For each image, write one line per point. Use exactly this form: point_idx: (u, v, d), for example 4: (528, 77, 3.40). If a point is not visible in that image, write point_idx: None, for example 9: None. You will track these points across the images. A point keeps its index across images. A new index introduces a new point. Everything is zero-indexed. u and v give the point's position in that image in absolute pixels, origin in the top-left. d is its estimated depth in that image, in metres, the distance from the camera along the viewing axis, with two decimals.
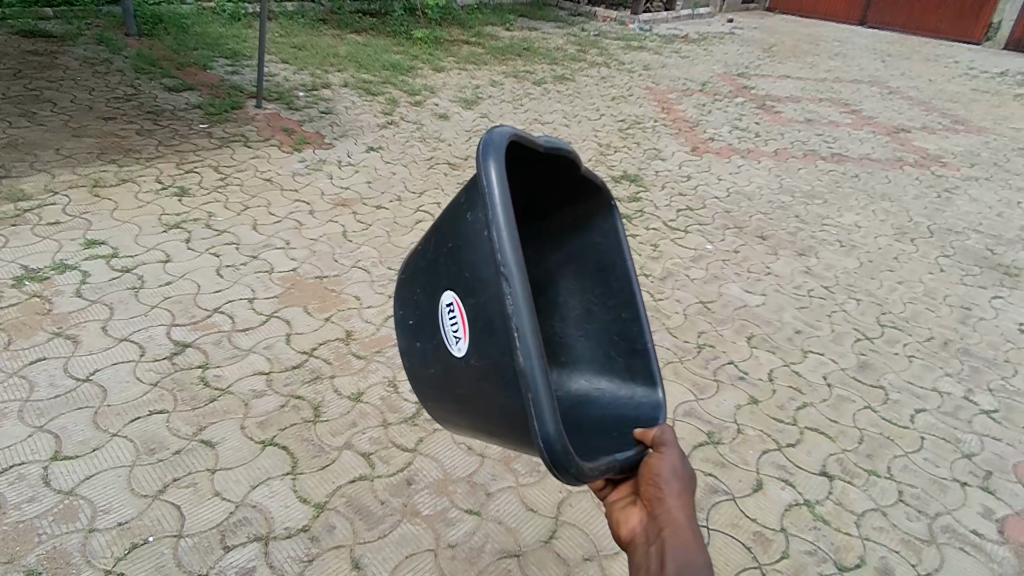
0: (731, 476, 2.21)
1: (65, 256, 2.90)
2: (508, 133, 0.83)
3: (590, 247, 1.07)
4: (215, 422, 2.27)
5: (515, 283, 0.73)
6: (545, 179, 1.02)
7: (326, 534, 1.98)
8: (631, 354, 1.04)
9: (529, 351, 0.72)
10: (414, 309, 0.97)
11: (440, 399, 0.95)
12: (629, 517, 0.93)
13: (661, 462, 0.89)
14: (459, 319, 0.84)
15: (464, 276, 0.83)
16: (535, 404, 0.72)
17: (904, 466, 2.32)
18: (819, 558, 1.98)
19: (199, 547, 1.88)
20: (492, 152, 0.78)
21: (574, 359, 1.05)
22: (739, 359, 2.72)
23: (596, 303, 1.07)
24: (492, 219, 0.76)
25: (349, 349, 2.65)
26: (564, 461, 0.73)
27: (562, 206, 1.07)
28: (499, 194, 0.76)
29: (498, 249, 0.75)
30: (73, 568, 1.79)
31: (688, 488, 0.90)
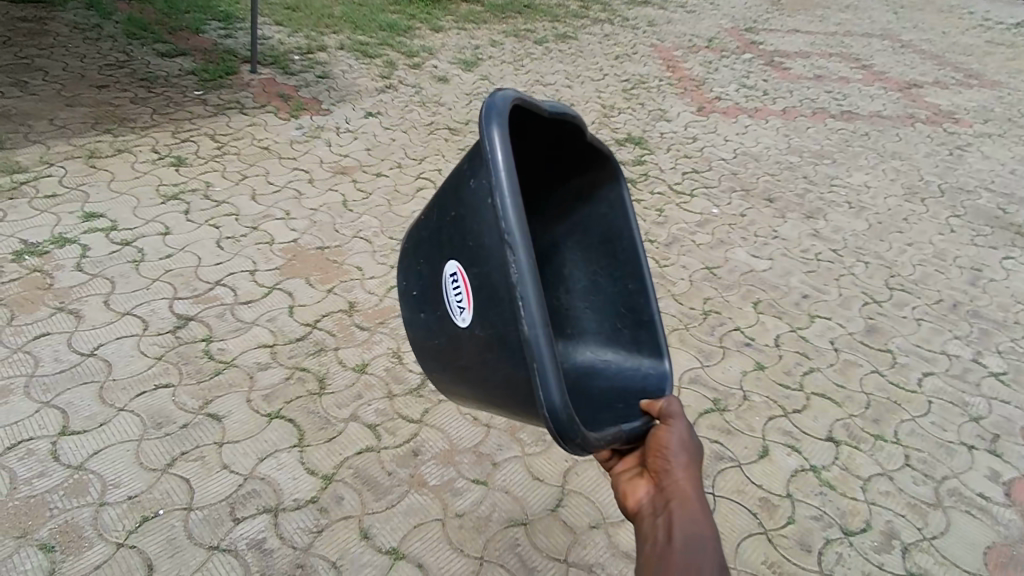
0: (736, 443, 2.21)
1: (63, 229, 2.87)
2: (512, 96, 0.78)
3: (597, 218, 1.03)
4: (221, 395, 2.26)
5: (520, 252, 0.70)
6: (550, 146, 0.98)
7: (335, 505, 2.00)
8: (638, 326, 1.01)
9: (533, 320, 0.69)
10: (417, 279, 0.94)
11: (444, 370, 0.93)
12: (636, 489, 0.91)
13: (667, 433, 0.88)
14: (463, 289, 0.81)
15: (467, 246, 0.80)
16: (540, 373, 0.69)
17: (912, 430, 2.32)
18: (825, 524, 2.01)
19: (209, 520, 1.92)
20: (495, 118, 0.74)
21: (579, 331, 1.03)
22: (745, 325, 2.69)
23: (602, 275, 1.04)
24: (495, 186, 0.72)
25: (352, 320, 2.63)
26: (570, 432, 0.70)
27: (569, 177, 1.04)
28: (502, 160, 0.72)
29: (502, 217, 0.71)
30: (86, 542, 1.83)
31: (696, 460, 0.88)
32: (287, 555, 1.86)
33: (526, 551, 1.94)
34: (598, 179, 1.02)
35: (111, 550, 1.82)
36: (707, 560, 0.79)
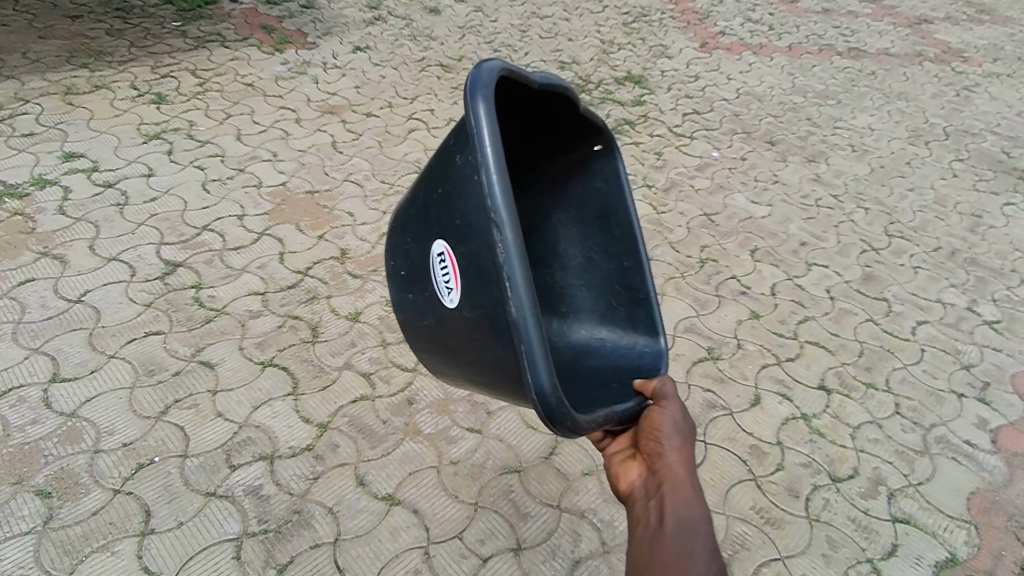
0: (729, 392, 2.23)
1: (43, 170, 2.78)
2: (498, 68, 0.75)
3: (592, 192, 1.07)
4: (212, 342, 2.24)
5: (507, 231, 0.68)
6: (544, 116, 1.01)
7: (331, 453, 2.03)
8: (633, 304, 1.05)
9: (521, 303, 0.67)
10: (405, 259, 0.92)
11: (434, 352, 0.92)
12: (629, 471, 0.97)
13: (659, 415, 0.93)
14: (450, 267, 0.79)
15: (454, 224, 0.78)
16: (528, 358, 0.68)
17: (903, 378, 2.33)
18: (813, 470, 2.06)
19: (206, 467, 1.95)
20: (480, 91, 0.71)
21: (574, 310, 1.08)
22: (742, 274, 2.66)
23: (596, 252, 1.08)
24: (480, 162, 0.69)
25: (344, 268, 2.57)
26: (561, 416, 0.70)
27: (563, 149, 1.06)
28: (488, 135, 0.69)
29: (488, 196, 0.69)
30: (82, 489, 1.85)
31: (689, 441, 0.94)
32: (283, 501, 1.91)
33: (520, 497, 2.00)
34: (592, 151, 1.05)
35: (108, 496, 1.85)
36: (698, 543, 0.86)
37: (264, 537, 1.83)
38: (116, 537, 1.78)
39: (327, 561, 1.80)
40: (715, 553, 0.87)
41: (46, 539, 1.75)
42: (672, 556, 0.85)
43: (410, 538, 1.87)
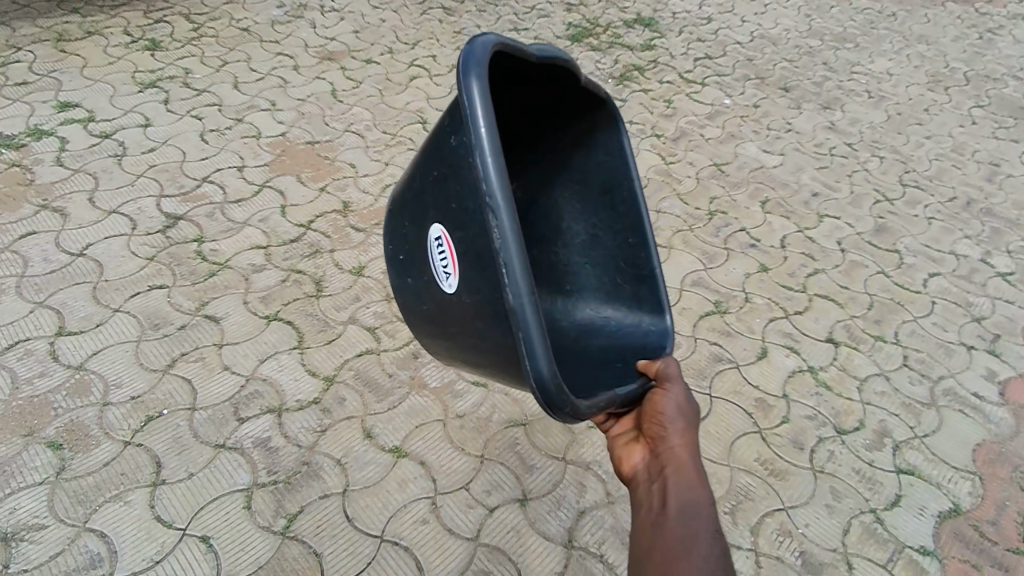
0: (736, 345, 2.22)
1: (38, 120, 2.72)
2: (490, 43, 0.78)
3: (597, 164, 1.12)
4: (217, 296, 2.22)
5: (503, 216, 0.71)
6: (548, 87, 1.05)
7: (338, 406, 2.07)
8: (637, 281, 1.12)
9: (518, 289, 0.71)
10: (404, 244, 0.99)
11: (435, 333, 1.00)
12: (632, 454, 1.03)
13: (662, 396, 0.99)
14: (448, 253, 0.85)
15: (450, 208, 0.83)
16: (526, 343, 0.72)
17: (912, 331, 2.31)
18: (818, 423, 2.07)
19: (214, 420, 1.99)
20: (473, 69, 0.74)
21: (578, 288, 1.16)
22: (752, 226, 2.62)
23: (601, 229, 1.14)
24: (476, 145, 0.72)
25: (347, 222, 2.52)
26: (558, 400, 0.75)
27: (569, 121, 1.11)
28: (483, 116, 0.73)
29: (483, 178, 0.72)
30: (93, 441, 1.90)
31: (692, 423, 0.99)
32: (292, 453, 1.97)
33: (525, 450, 2.06)
34: (598, 122, 1.10)
35: (118, 448, 1.90)
36: (700, 525, 0.91)
37: (274, 488, 1.90)
38: (128, 487, 1.85)
39: (337, 511, 1.88)
40: (718, 532, 0.92)
41: (59, 488, 1.82)
42: (676, 533, 0.90)
43: (418, 489, 1.95)
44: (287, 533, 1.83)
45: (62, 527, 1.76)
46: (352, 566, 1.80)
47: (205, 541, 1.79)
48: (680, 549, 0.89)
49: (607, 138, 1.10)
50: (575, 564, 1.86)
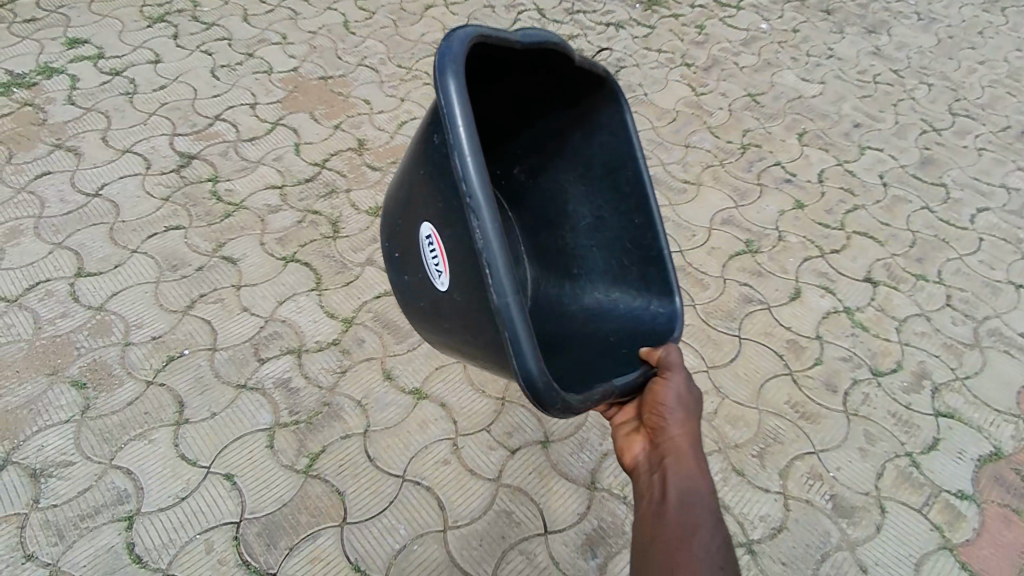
0: (768, 286, 2.13)
1: (48, 58, 2.68)
2: (463, 41, 0.91)
3: (603, 144, 1.31)
4: (233, 238, 2.19)
5: (483, 216, 0.85)
6: (548, 74, 1.21)
7: (357, 347, 2.05)
8: (643, 263, 1.33)
9: (502, 290, 0.86)
10: (410, 246, 1.20)
11: (439, 322, 1.18)
12: (634, 446, 1.15)
13: (663, 386, 1.12)
14: (439, 254, 1.06)
15: (448, 206, 0.99)
16: (515, 345, 0.87)
17: (957, 269, 2.20)
18: (853, 365, 2.00)
19: (235, 360, 1.98)
20: (449, 68, 0.87)
21: (586, 271, 1.42)
22: (788, 161, 2.49)
23: (606, 212, 1.37)
24: (456, 148, 0.86)
25: (363, 160, 2.46)
26: (546, 392, 0.90)
27: (573, 103, 1.29)
28: (461, 119, 0.87)
29: (464, 179, 0.86)
30: (116, 380, 1.92)
31: (691, 416, 1.11)
32: (313, 394, 1.96)
33: None
34: (598, 104, 1.27)
35: (141, 388, 1.92)
36: (698, 510, 1.01)
37: (296, 428, 1.91)
38: (152, 426, 1.87)
39: (358, 451, 1.89)
40: (716, 517, 1.01)
41: (85, 426, 1.85)
42: (677, 518, 1.00)
43: (439, 431, 1.95)
44: (310, 472, 1.85)
45: (90, 464, 1.81)
46: (375, 504, 1.82)
47: (229, 479, 1.82)
48: (680, 533, 0.99)
49: (608, 117, 1.28)
50: (598, 505, 1.86)
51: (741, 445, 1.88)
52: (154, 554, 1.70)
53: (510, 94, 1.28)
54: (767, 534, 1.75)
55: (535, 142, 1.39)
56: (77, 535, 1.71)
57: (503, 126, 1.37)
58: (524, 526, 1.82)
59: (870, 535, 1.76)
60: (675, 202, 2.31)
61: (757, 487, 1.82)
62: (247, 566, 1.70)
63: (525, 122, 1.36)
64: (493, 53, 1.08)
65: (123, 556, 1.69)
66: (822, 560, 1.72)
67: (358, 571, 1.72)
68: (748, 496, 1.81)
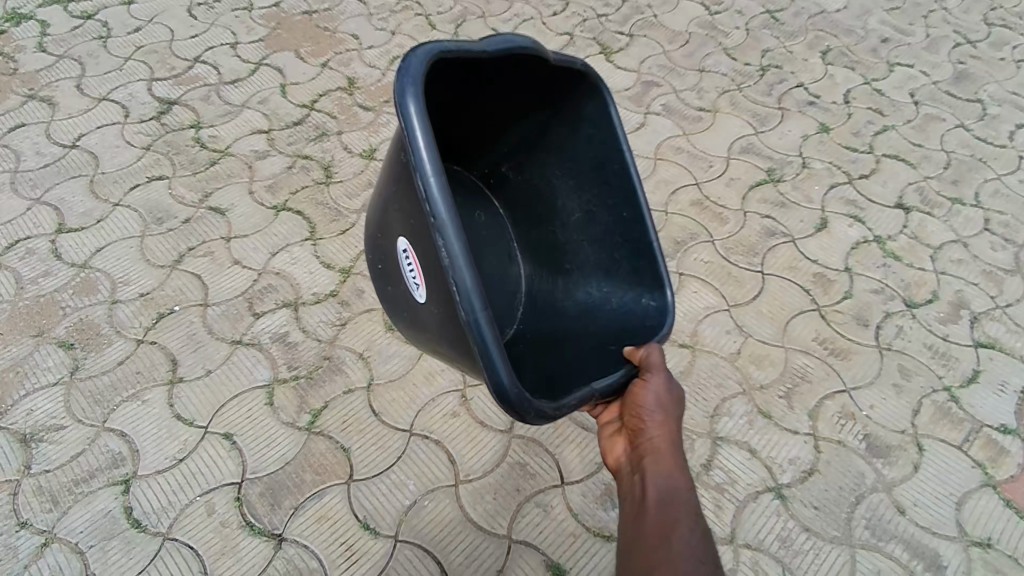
0: (791, 217, 2.00)
1: (16, 4, 2.54)
2: (421, 77, 1.06)
3: (593, 141, 1.42)
4: (220, 187, 2.07)
5: (449, 238, 1.01)
6: (526, 76, 1.33)
7: (357, 299, 1.94)
8: (634, 258, 1.42)
9: (472, 306, 1.01)
10: (397, 266, 1.37)
11: (427, 333, 1.34)
12: (616, 448, 1.22)
13: (643, 388, 1.20)
14: (418, 272, 1.24)
15: (424, 230, 1.15)
16: (489, 359, 1.02)
17: (996, 191, 2.06)
18: (886, 297, 1.87)
19: (228, 315, 1.88)
20: (410, 103, 1.04)
21: (579, 266, 1.53)
22: (811, 82, 2.32)
23: (597, 207, 1.47)
24: (422, 178, 1.02)
25: (354, 101, 2.32)
26: (520, 401, 1.03)
27: (558, 98, 1.41)
28: (425, 150, 1.03)
29: (432, 206, 1.02)
30: (105, 340, 1.83)
31: (670, 416, 1.18)
32: (312, 348, 1.86)
33: None
34: (581, 95, 1.38)
35: (132, 347, 1.82)
36: (678, 506, 1.06)
37: (296, 384, 1.81)
38: (145, 387, 1.78)
39: (363, 405, 1.79)
40: (697, 512, 1.06)
41: (74, 389, 1.76)
42: (658, 516, 1.05)
43: (447, 383, 1.85)
44: (313, 429, 1.75)
45: (82, 428, 1.72)
46: (383, 458, 1.73)
47: (228, 439, 1.73)
48: (662, 529, 1.03)
49: (592, 113, 1.39)
50: None
51: (768, 386, 1.76)
52: (153, 518, 1.62)
53: (495, 99, 1.41)
54: (797, 477, 1.65)
55: (525, 142, 1.54)
56: (72, 500, 1.63)
57: (492, 130, 1.53)
58: (539, 478, 1.73)
59: (907, 475, 1.66)
60: (689, 131, 2.17)
61: (786, 429, 1.71)
62: (251, 527, 1.62)
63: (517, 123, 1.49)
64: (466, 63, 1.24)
65: (122, 520, 1.61)
66: (856, 503, 1.62)
67: (368, 529, 1.63)
68: (777, 439, 1.70)
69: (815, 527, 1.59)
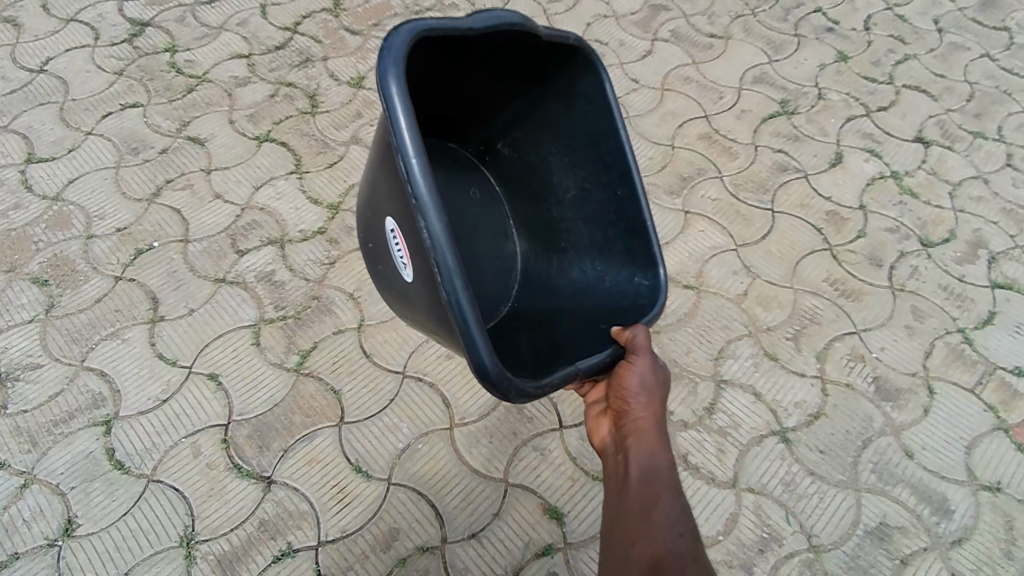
0: (805, 152, 1.92)
1: None
2: (404, 47, 0.99)
3: (589, 116, 1.31)
4: (199, 116, 1.96)
5: (429, 218, 0.94)
6: (517, 50, 1.23)
7: (346, 236, 1.84)
8: (629, 237, 1.32)
9: (453, 287, 0.95)
10: (384, 242, 1.30)
11: (416, 311, 1.29)
12: (601, 429, 1.18)
13: (628, 370, 1.13)
14: (403, 249, 1.18)
15: (405, 207, 1.08)
16: (470, 340, 0.96)
17: (1020, 125, 1.98)
18: (900, 236, 1.80)
19: (211, 252, 1.79)
20: (390, 74, 0.96)
21: (571, 245, 1.43)
22: (829, 7, 2.22)
23: (590, 183, 1.36)
24: (402, 153, 0.96)
25: (339, 24, 2.19)
26: (502, 381, 0.98)
27: (552, 73, 1.31)
28: (404, 124, 0.96)
29: (412, 184, 0.95)
30: (81, 277, 1.74)
31: (655, 397, 1.12)
32: (300, 287, 1.78)
33: None
34: (576, 69, 1.27)
35: (110, 284, 1.73)
36: (660, 485, 1.03)
37: (283, 324, 1.73)
38: (125, 325, 1.70)
39: (353, 346, 1.72)
40: (679, 491, 1.03)
41: (50, 327, 1.68)
42: (637, 496, 1.02)
43: None
44: (302, 370, 1.68)
45: (60, 367, 1.65)
46: (375, 401, 1.66)
47: (214, 380, 1.66)
48: (643, 508, 1.00)
49: (587, 87, 1.28)
50: None
51: (775, 328, 1.69)
52: (137, 460, 1.56)
53: (487, 74, 1.32)
54: (803, 421, 1.59)
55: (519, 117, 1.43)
56: (51, 441, 1.57)
57: (484, 104, 1.41)
58: (536, 422, 1.67)
59: (917, 419, 1.60)
60: (699, 60, 2.08)
61: (793, 372, 1.65)
62: (239, 470, 1.56)
63: (512, 98, 1.40)
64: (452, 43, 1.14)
65: (104, 462, 1.55)
66: (864, 446, 1.57)
67: (359, 472, 1.57)
68: (783, 382, 1.63)
69: (820, 470, 1.54)
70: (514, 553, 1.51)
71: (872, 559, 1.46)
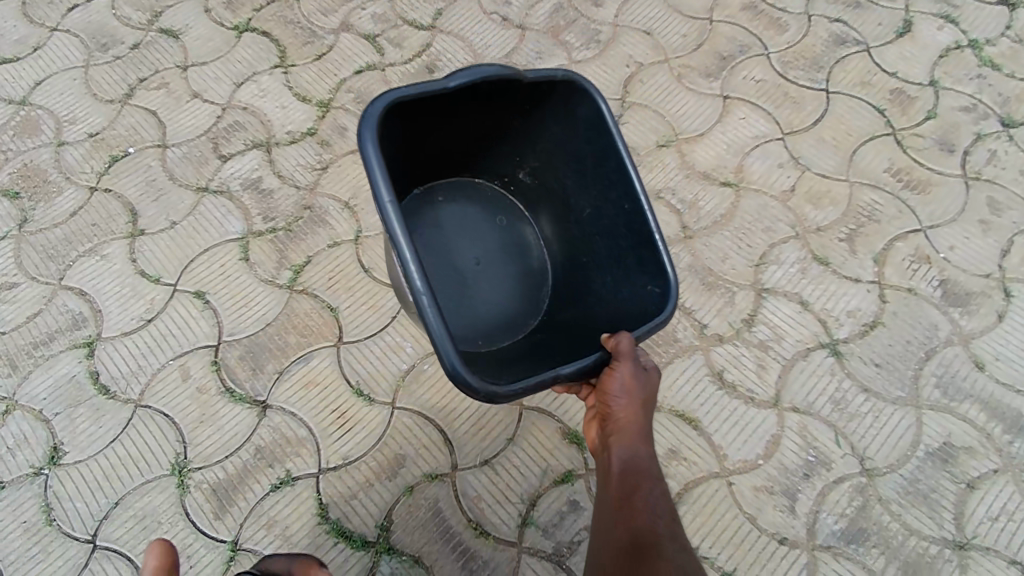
0: (867, 21, 1.67)
1: None
2: (382, 107, 0.95)
3: (593, 142, 1.13)
4: (172, 5, 1.79)
5: (405, 252, 0.89)
6: (505, 94, 1.10)
7: (339, 137, 1.65)
8: (640, 246, 1.10)
9: (427, 305, 0.88)
10: (393, 282, 1.23)
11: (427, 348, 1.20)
12: (590, 431, 1.05)
13: (607, 376, 0.95)
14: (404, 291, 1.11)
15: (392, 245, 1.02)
16: (443, 352, 0.88)
17: None
18: (977, 116, 1.56)
19: (191, 158, 1.62)
20: (365, 130, 0.93)
21: (591, 258, 1.22)
22: None
23: (602, 202, 1.17)
24: (377, 198, 0.91)
25: None
26: (479, 386, 0.88)
27: (544, 102, 1.14)
28: (375, 164, 0.91)
29: (387, 226, 0.90)
30: (54, 188, 1.59)
31: (640, 401, 0.96)
32: (289, 196, 1.59)
33: None
34: (566, 98, 1.11)
35: (85, 195, 1.58)
36: (639, 481, 0.91)
37: (273, 238, 1.56)
38: (103, 240, 1.55)
39: (350, 261, 1.54)
40: (661, 483, 0.91)
41: (24, 243, 1.55)
42: (614, 486, 0.91)
43: None
44: (295, 287, 1.52)
45: (37, 286, 1.51)
46: (375, 320, 1.50)
47: (200, 298, 1.51)
48: (620, 504, 0.89)
49: (585, 110, 1.11)
50: None
51: (828, 227, 1.47)
52: (123, 384, 1.43)
53: (487, 128, 1.20)
54: (857, 331, 1.39)
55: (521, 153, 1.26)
56: (32, 365, 1.45)
57: (487, 147, 1.26)
58: None
59: (989, 326, 1.39)
60: None
61: (846, 276, 1.43)
62: (231, 394, 1.42)
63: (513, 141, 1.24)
64: (440, 107, 1.09)
65: (88, 387, 1.43)
66: (927, 358, 1.36)
67: (361, 396, 1.43)
68: (834, 289, 1.42)
69: (875, 387, 1.35)
70: (530, 481, 1.37)
71: (934, 484, 1.28)
